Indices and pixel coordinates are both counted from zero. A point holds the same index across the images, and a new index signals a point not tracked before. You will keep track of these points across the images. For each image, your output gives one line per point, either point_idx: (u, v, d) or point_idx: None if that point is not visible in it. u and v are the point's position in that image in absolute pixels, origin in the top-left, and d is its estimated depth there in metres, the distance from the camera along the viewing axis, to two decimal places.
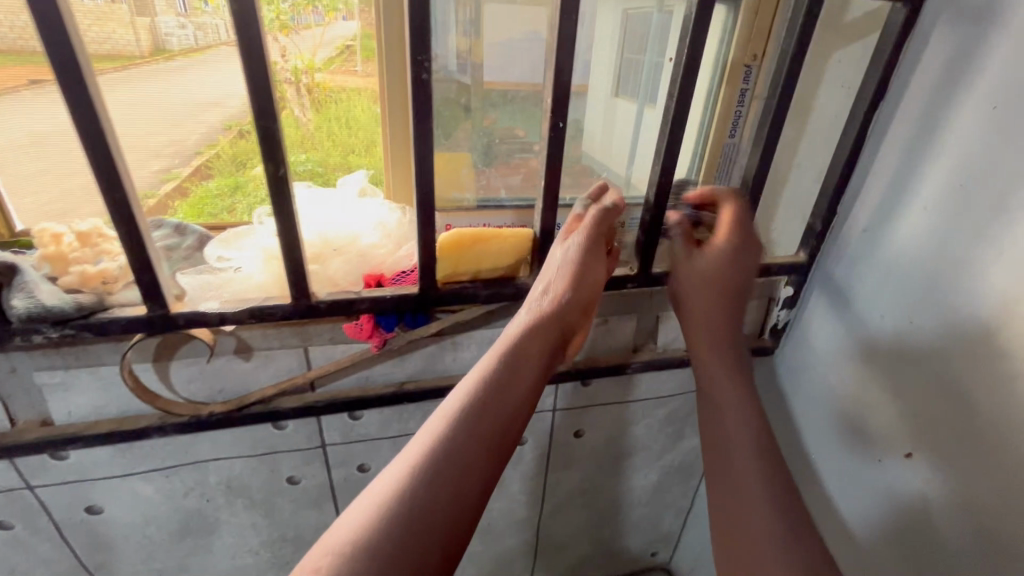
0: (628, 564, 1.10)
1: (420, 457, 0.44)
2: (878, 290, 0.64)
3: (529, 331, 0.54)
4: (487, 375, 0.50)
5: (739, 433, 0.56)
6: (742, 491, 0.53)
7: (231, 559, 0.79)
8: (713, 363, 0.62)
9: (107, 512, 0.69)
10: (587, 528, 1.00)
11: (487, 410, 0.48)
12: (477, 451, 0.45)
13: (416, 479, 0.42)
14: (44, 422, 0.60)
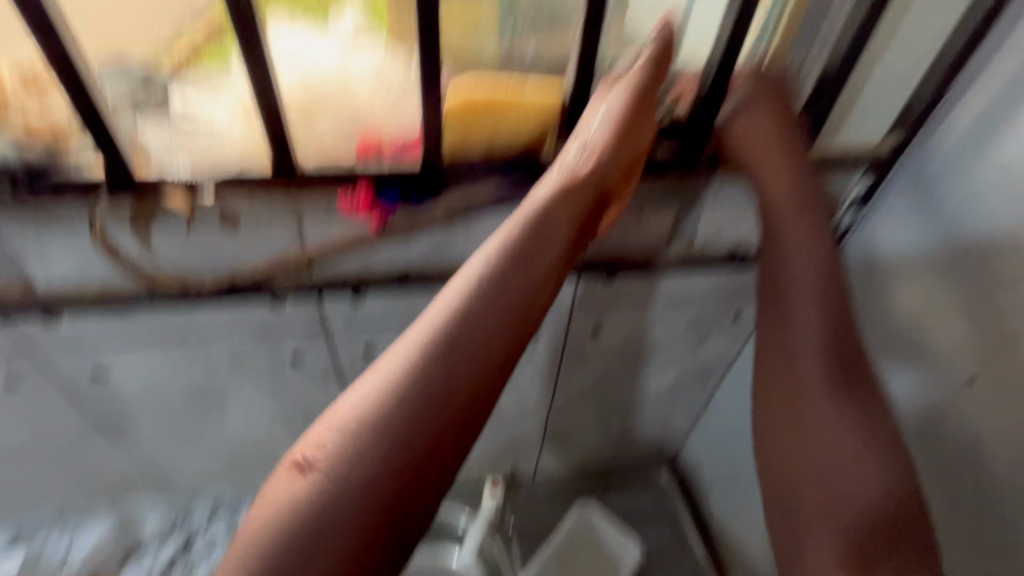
0: (634, 455, 1.12)
1: (414, 357, 0.45)
2: (981, 194, 0.53)
3: (540, 219, 0.49)
4: (493, 266, 0.47)
5: (814, 373, 0.60)
6: (811, 400, 0.60)
7: (244, 428, 0.81)
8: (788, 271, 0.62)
9: (115, 377, 0.69)
10: (597, 421, 1.00)
11: (494, 309, 0.46)
12: (477, 349, 0.46)
13: (421, 369, 0.44)
14: (26, 290, 0.57)
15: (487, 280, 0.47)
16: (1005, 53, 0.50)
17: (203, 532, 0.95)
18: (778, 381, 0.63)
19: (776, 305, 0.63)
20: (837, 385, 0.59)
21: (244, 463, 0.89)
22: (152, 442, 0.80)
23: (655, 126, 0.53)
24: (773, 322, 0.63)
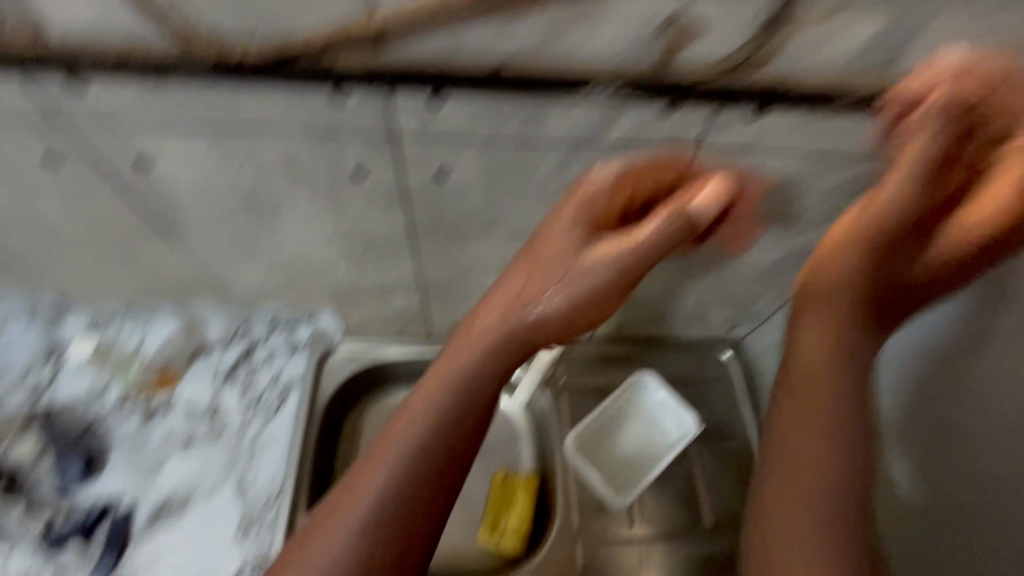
0: (700, 328, 1.05)
1: (421, 407, 0.52)
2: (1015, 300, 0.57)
3: (531, 326, 0.52)
4: (441, 397, 0.52)
5: (829, 454, 0.54)
6: (814, 495, 0.53)
7: (299, 247, 0.75)
8: (821, 325, 0.59)
9: (160, 168, 0.61)
10: (674, 288, 0.91)
11: (453, 391, 0.52)
12: (461, 416, 0.52)
13: (396, 480, 0.50)
14: (36, 42, 0.48)
15: (454, 376, 0.52)
16: None
17: (265, 342, 0.98)
18: (802, 470, 0.54)
19: (804, 396, 0.57)
20: (852, 443, 0.55)
21: (299, 283, 0.85)
22: (207, 247, 0.75)
23: (655, 226, 0.51)
24: (794, 407, 0.57)
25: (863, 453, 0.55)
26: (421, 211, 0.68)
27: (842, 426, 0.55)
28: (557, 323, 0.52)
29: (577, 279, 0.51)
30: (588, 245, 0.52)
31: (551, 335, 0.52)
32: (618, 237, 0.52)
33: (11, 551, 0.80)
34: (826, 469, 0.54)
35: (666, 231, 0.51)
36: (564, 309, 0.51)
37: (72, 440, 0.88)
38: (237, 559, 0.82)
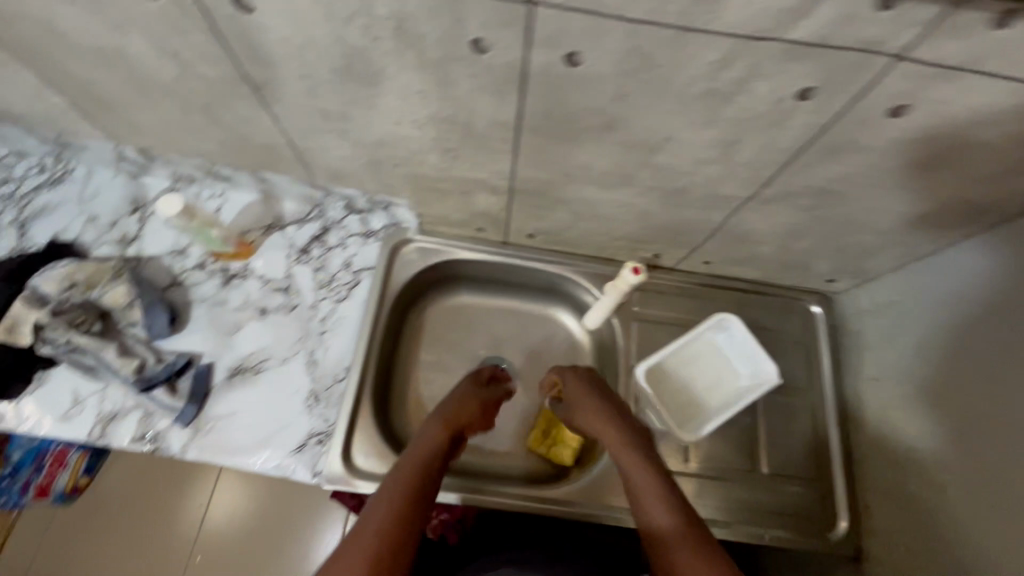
0: (795, 275, 0.97)
1: (397, 468, 0.67)
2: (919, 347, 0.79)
3: (446, 414, 0.75)
4: (408, 466, 0.67)
5: (638, 459, 0.72)
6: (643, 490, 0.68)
7: (393, 127, 0.69)
8: (600, 424, 0.78)
9: (260, 16, 0.54)
10: (786, 234, 0.81)
11: (413, 458, 0.68)
12: (424, 473, 0.66)
13: (377, 510, 0.59)
14: None
15: (422, 456, 0.68)
16: (926, 309, 0.79)
17: (339, 227, 0.98)
18: (630, 477, 0.70)
19: (614, 441, 0.76)
20: (649, 462, 0.71)
21: (384, 168, 0.80)
22: (297, 115, 0.70)
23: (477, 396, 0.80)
24: (615, 449, 0.75)
25: (648, 466, 0.70)
26: (537, 104, 0.59)
27: (644, 448, 0.73)
28: (461, 417, 0.76)
29: (455, 408, 0.77)
30: (467, 395, 0.80)
31: (468, 422, 0.77)
32: (483, 389, 0.82)
33: (103, 388, 0.85)
34: (642, 473, 0.69)
35: (488, 394, 0.83)
36: (470, 416, 0.78)
37: (156, 293, 0.89)
38: (308, 425, 0.87)
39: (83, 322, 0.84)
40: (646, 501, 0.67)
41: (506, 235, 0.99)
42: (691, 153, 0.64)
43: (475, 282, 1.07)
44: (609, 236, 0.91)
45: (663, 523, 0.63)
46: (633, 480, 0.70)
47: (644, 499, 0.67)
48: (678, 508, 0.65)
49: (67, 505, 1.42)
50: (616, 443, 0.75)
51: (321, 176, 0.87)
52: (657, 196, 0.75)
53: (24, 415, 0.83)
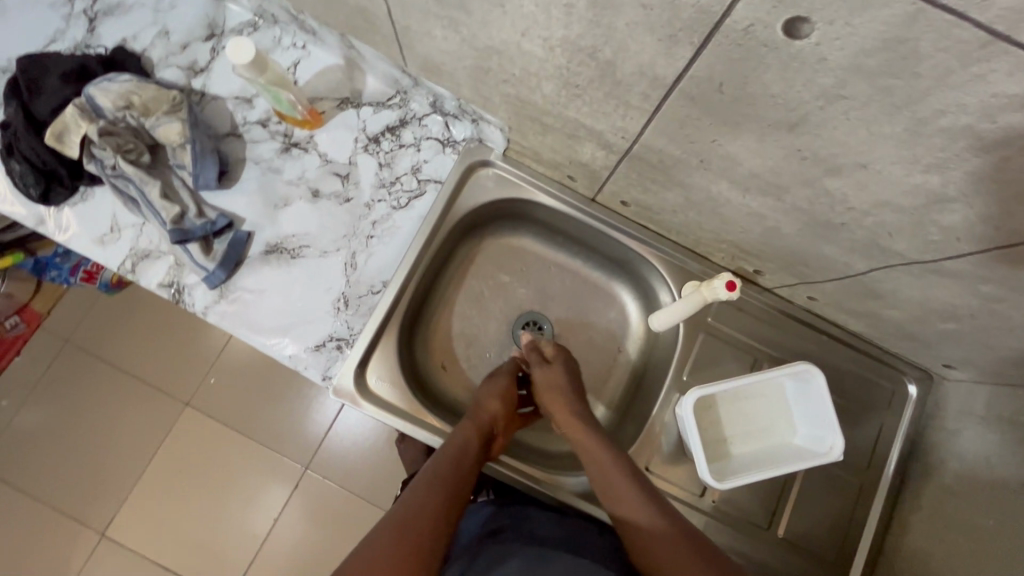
0: (908, 346, 0.81)
1: (431, 467, 0.69)
2: (989, 465, 0.72)
3: (475, 412, 0.77)
4: (440, 465, 0.69)
5: (626, 482, 0.70)
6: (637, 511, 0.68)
7: (517, 38, 0.54)
8: (587, 441, 0.75)
9: None
10: (931, 311, 0.65)
11: (449, 459, 0.70)
12: (454, 473, 0.68)
13: (410, 513, 0.63)
14: None
15: (456, 455, 0.71)
16: (1001, 428, 0.72)
17: (418, 124, 0.86)
18: (616, 497, 0.70)
19: (598, 458, 0.73)
20: (642, 484, 0.70)
21: (488, 79, 0.66)
22: None
23: (507, 390, 0.82)
24: (599, 468, 0.72)
25: (631, 470, 0.71)
26: (714, 71, 0.44)
27: (636, 468, 0.72)
28: (496, 416, 0.78)
29: (489, 404, 0.79)
30: (492, 384, 0.82)
31: (497, 418, 0.78)
32: (503, 380, 0.83)
33: (142, 224, 0.81)
34: (621, 477, 0.70)
35: (509, 381, 0.83)
36: (498, 412, 0.79)
37: (212, 140, 0.82)
38: (331, 328, 0.82)
39: (133, 149, 0.78)
40: (634, 504, 0.68)
41: (595, 193, 0.85)
42: (880, 192, 0.48)
43: (544, 229, 0.96)
44: (714, 235, 0.77)
45: (644, 520, 0.67)
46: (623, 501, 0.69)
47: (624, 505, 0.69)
48: (661, 518, 0.66)
49: (110, 295, 1.50)
50: (600, 461, 0.73)
51: (415, 64, 0.74)
52: (801, 219, 0.59)
53: (64, 225, 0.81)
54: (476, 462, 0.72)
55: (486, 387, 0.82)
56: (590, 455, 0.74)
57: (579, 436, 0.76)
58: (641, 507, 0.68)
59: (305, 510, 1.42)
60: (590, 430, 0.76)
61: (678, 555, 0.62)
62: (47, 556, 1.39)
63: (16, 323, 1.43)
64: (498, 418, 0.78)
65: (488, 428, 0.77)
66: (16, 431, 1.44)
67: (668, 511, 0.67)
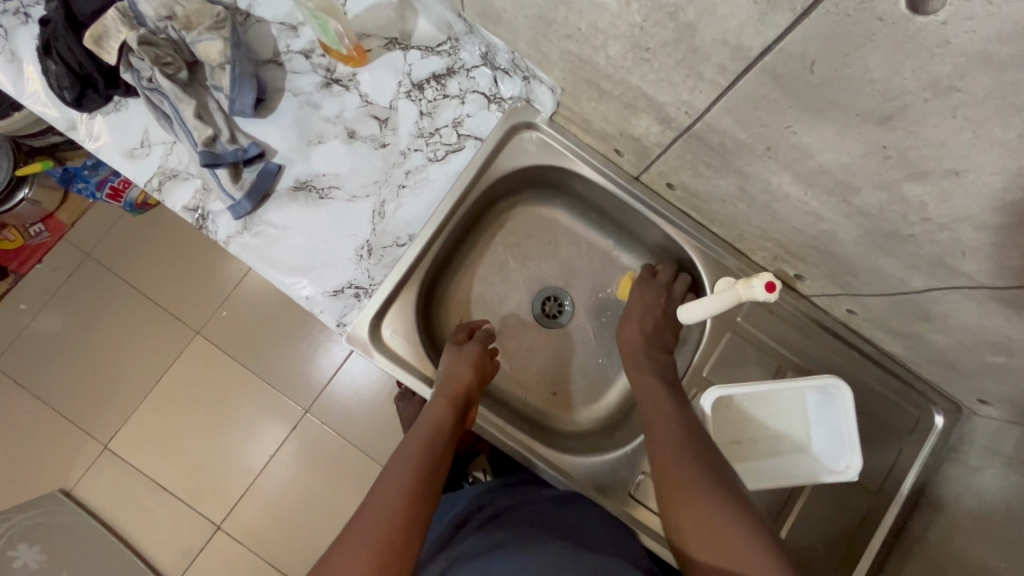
0: (943, 376, 0.77)
1: (404, 447, 0.68)
2: (1009, 510, 0.69)
3: (448, 383, 0.75)
4: (412, 445, 0.68)
5: (677, 441, 0.67)
6: (686, 466, 0.64)
7: None
8: (650, 404, 0.74)
9: None
10: (983, 342, 0.61)
11: (421, 436, 0.69)
12: (428, 450, 0.68)
13: (387, 491, 0.61)
14: None
15: (427, 431, 0.70)
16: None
17: (465, 75, 0.82)
18: (664, 452, 0.67)
19: (656, 419, 0.72)
20: (700, 447, 0.66)
21: (549, 33, 0.62)
22: None
23: (478, 356, 0.80)
24: (656, 428, 0.71)
25: (690, 434, 0.68)
26: (811, 46, 0.40)
27: (693, 432, 0.69)
28: (472, 385, 0.76)
29: (462, 371, 0.77)
30: (460, 351, 0.80)
31: (471, 387, 0.76)
32: (474, 349, 0.81)
33: (172, 142, 0.80)
34: (669, 424, 0.70)
35: (479, 349, 0.81)
36: (471, 381, 0.77)
37: (253, 65, 0.79)
38: (351, 274, 0.80)
39: (171, 64, 0.75)
40: (682, 460, 0.65)
41: (640, 171, 0.81)
42: (963, 205, 0.44)
43: (579, 203, 0.92)
44: (760, 232, 0.73)
45: (691, 475, 0.62)
46: (673, 455, 0.66)
47: (664, 448, 0.67)
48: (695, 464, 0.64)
49: (134, 216, 1.50)
50: (656, 421, 0.71)
51: (472, 8, 0.69)
52: (864, 226, 0.55)
53: (95, 134, 0.80)
54: (451, 437, 0.71)
55: (451, 352, 0.80)
56: (652, 416, 0.73)
57: (643, 399, 0.76)
58: (677, 449, 0.66)
59: (301, 451, 1.44)
60: (654, 392, 0.75)
61: (713, 508, 0.58)
62: (51, 460, 1.43)
63: (39, 231, 1.46)
64: (473, 388, 0.76)
65: (465, 399, 0.75)
66: (31, 337, 1.47)
67: (718, 473, 0.63)
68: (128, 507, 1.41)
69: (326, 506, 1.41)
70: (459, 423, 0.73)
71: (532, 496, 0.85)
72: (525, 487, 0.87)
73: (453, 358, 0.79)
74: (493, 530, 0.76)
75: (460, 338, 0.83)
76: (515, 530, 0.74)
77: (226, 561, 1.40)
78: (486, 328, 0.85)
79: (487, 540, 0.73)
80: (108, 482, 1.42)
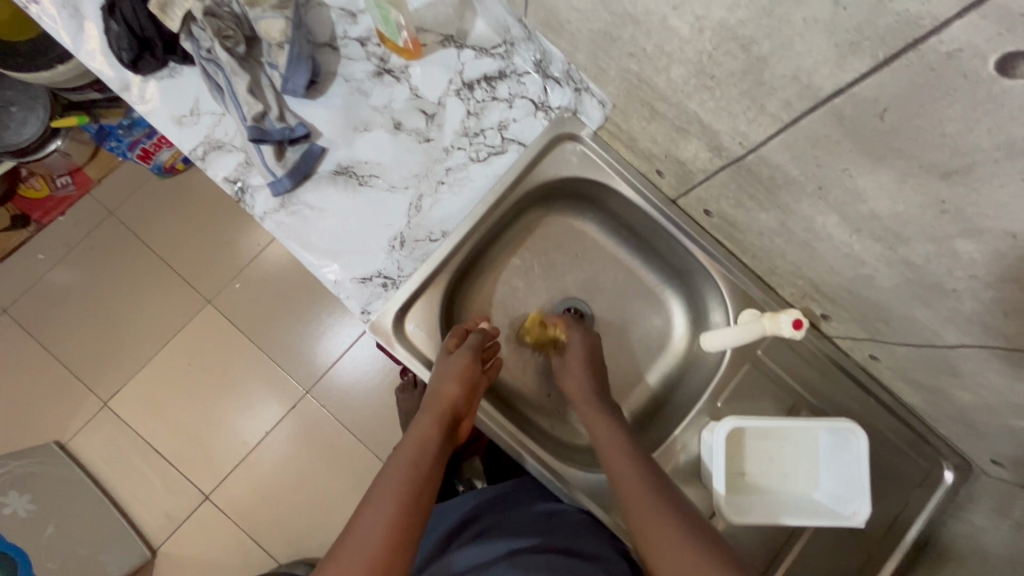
0: (958, 434, 0.77)
1: (389, 466, 0.66)
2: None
3: (435, 399, 0.73)
4: (395, 463, 0.66)
5: (634, 480, 0.69)
6: (644, 507, 0.66)
7: (665, 11, 0.50)
8: (602, 437, 0.76)
9: None
10: (1009, 405, 0.61)
11: (405, 454, 0.67)
12: (412, 469, 0.65)
13: (372, 518, 0.59)
14: None
15: (410, 451, 0.68)
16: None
17: (516, 80, 0.83)
18: (625, 489, 0.69)
19: (609, 455, 0.73)
20: (656, 490, 0.68)
21: (611, 49, 0.63)
22: None
23: (471, 360, 0.76)
24: (610, 462, 0.72)
25: (643, 472, 0.70)
26: (885, 92, 0.40)
27: (649, 470, 0.71)
28: (462, 398, 0.74)
29: (452, 380, 0.74)
30: (451, 357, 0.76)
31: (460, 402, 0.74)
32: (466, 353, 0.77)
33: (221, 114, 0.81)
34: (624, 460, 0.72)
35: (470, 355, 0.76)
36: (460, 394, 0.74)
37: (309, 47, 0.80)
38: (381, 264, 0.81)
39: (231, 37, 0.76)
40: (636, 500, 0.67)
41: (679, 194, 0.82)
42: (1016, 267, 0.44)
43: (611, 218, 0.93)
44: (792, 268, 0.73)
45: (646, 518, 0.65)
46: (631, 493, 0.68)
47: (624, 488, 0.69)
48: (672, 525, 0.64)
49: (161, 180, 1.50)
50: (610, 455, 0.73)
51: (534, 16, 0.70)
52: (904, 275, 0.56)
53: (146, 97, 0.81)
54: (437, 455, 0.68)
55: (444, 359, 0.76)
56: (605, 452, 0.74)
57: (596, 430, 0.77)
58: (641, 501, 0.67)
59: (298, 432, 1.44)
60: (605, 431, 0.76)
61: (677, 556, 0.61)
62: (49, 411, 1.44)
63: (66, 184, 1.46)
64: (462, 400, 0.74)
65: (454, 413, 0.73)
66: (46, 287, 1.48)
67: (681, 516, 0.65)
68: (120, 466, 1.42)
69: (317, 489, 1.42)
70: (446, 439, 0.72)
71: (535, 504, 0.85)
72: (524, 497, 0.87)
73: (445, 367, 0.75)
74: (494, 540, 0.77)
75: (454, 342, 0.79)
76: (511, 542, 0.76)
77: (210, 532, 1.40)
78: (483, 326, 0.80)
79: (485, 554, 0.75)
80: (103, 439, 1.43)
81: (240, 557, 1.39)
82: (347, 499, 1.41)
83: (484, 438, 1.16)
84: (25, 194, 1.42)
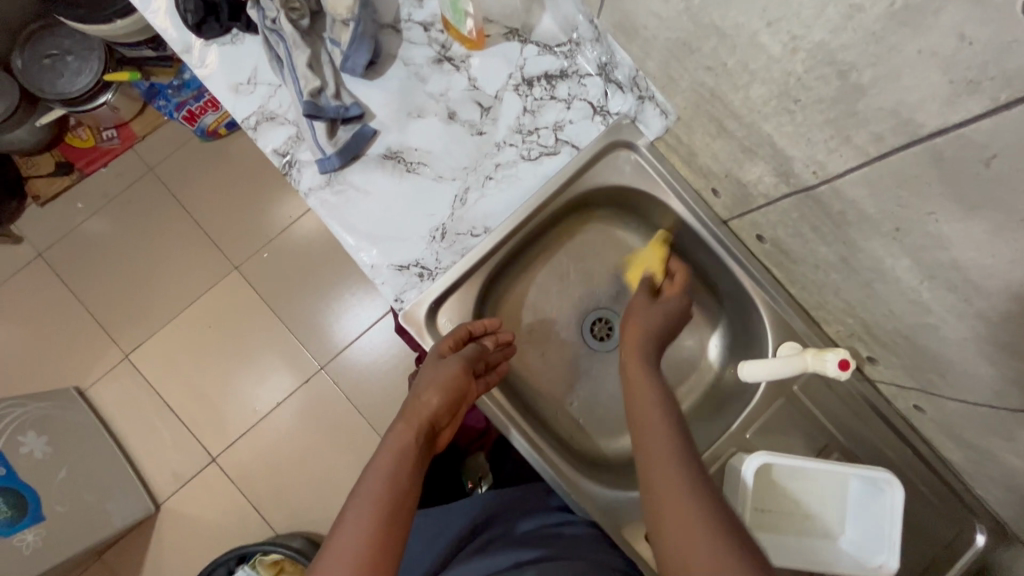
0: (1002, 502, 0.72)
1: (366, 474, 0.62)
2: None
3: (419, 404, 0.69)
4: (371, 469, 0.62)
5: (658, 440, 0.61)
6: (659, 464, 0.58)
7: (758, 27, 0.48)
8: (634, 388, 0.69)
9: None
10: None
11: (385, 457, 0.63)
12: (392, 477, 0.61)
13: (348, 537, 0.55)
14: None
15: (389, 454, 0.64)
16: None
17: (577, 81, 0.81)
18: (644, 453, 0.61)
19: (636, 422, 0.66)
20: (678, 452, 0.59)
21: (688, 60, 0.61)
22: None
23: (463, 365, 0.72)
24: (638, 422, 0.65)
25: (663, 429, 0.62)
26: (996, 137, 0.37)
27: (680, 429, 0.63)
28: (447, 405, 0.70)
29: (438, 385, 0.70)
30: (441, 362, 0.72)
31: (444, 409, 0.70)
32: (458, 360, 0.72)
33: (277, 85, 0.80)
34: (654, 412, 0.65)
35: (461, 362, 0.72)
36: (445, 403, 0.69)
37: (374, 28, 0.79)
38: (420, 254, 0.80)
39: (297, 8, 0.76)
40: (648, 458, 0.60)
41: (732, 216, 0.79)
42: None
43: (654, 231, 0.90)
44: (844, 305, 0.70)
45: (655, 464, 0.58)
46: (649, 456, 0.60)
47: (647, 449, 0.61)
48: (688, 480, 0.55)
49: (204, 142, 1.52)
50: (638, 420, 0.65)
51: (611, 17, 0.68)
52: (975, 330, 0.52)
53: (205, 62, 0.80)
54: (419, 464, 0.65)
55: (434, 363, 0.73)
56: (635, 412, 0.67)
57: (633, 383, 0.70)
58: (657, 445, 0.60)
59: (309, 406, 1.44)
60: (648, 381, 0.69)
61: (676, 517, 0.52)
62: (73, 357, 1.46)
63: (110, 136, 1.48)
64: (447, 405, 0.70)
65: (438, 416, 0.69)
66: (82, 236, 1.50)
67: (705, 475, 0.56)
68: (136, 419, 1.44)
69: (322, 465, 1.42)
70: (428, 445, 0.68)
71: (548, 519, 0.84)
72: (533, 509, 0.86)
73: (433, 374, 0.71)
74: (499, 552, 0.76)
75: (446, 341, 0.75)
76: (519, 553, 0.74)
77: (214, 494, 1.41)
78: (482, 326, 0.77)
79: (490, 565, 0.73)
80: (119, 391, 1.45)
81: (239, 524, 1.40)
82: (349, 479, 1.41)
83: (491, 434, 1.15)
84: (73, 142, 1.46)
